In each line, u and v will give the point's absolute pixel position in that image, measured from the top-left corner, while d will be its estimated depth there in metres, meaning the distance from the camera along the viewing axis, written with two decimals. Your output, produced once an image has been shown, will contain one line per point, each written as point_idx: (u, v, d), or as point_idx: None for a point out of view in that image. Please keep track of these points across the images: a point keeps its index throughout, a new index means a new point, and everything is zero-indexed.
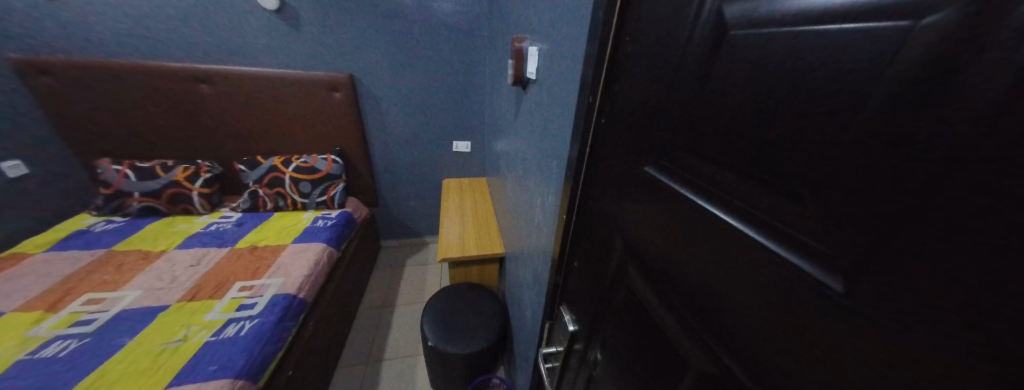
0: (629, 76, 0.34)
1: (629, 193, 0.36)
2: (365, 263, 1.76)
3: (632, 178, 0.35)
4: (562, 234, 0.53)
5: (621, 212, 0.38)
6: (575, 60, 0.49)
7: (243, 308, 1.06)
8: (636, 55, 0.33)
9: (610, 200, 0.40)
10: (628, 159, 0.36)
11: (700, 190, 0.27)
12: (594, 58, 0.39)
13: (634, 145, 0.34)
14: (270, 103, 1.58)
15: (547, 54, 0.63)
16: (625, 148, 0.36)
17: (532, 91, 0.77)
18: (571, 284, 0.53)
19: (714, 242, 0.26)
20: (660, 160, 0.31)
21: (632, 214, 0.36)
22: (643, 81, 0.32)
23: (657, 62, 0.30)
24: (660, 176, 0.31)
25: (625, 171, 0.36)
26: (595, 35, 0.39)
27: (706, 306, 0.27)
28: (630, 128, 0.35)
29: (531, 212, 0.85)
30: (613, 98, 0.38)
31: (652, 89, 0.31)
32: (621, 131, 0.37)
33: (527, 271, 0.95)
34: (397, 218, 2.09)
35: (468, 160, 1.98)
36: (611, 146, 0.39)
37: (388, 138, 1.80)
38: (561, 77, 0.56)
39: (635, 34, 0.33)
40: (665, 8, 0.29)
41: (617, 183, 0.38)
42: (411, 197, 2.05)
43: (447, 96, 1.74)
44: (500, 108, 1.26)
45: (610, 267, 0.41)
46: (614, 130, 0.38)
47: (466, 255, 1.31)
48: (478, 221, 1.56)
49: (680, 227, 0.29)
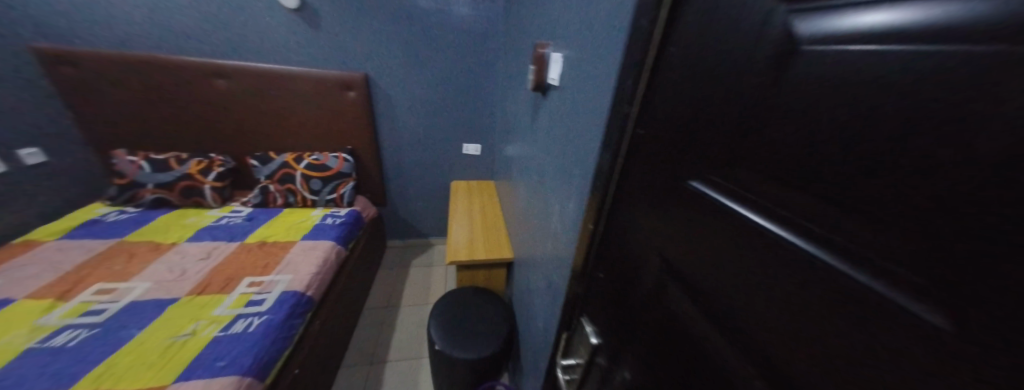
0: (672, 87, 0.34)
1: (666, 206, 0.35)
2: (371, 263, 1.76)
3: (670, 190, 0.35)
4: (587, 243, 0.52)
5: (656, 225, 0.37)
6: (607, 70, 0.48)
7: (252, 304, 1.06)
8: (681, 66, 0.33)
9: (643, 211, 0.40)
10: (666, 171, 0.35)
11: (753, 205, 0.26)
12: (633, 68, 0.39)
13: (675, 157, 0.34)
14: (285, 100, 1.59)
15: (574, 62, 0.62)
16: (663, 160, 0.36)
17: (553, 98, 0.76)
18: (594, 295, 0.53)
19: (763, 259, 0.25)
20: (702, 174, 0.31)
21: (668, 226, 0.35)
22: (687, 93, 0.32)
23: (707, 75, 0.30)
24: (706, 189, 0.30)
25: (662, 183, 0.36)
26: (635, 45, 0.38)
27: (755, 325, 0.26)
28: (670, 140, 0.34)
29: (548, 220, 0.84)
30: (654, 108, 0.37)
31: (700, 101, 0.31)
32: (659, 142, 0.36)
33: (539, 278, 0.94)
34: (404, 218, 2.09)
35: (477, 163, 1.98)
36: (648, 157, 0.38)
37: (400, 138, 1.81)
38: (590, 87, 0.55)
39: (680, 46, 0.33)
40: (719, 21, 0.28)
41: (652, 196, 0.38)
42: (420, 198, 2.05)
43: (460, 99, 1.75)
44: (515, 113, 1.25)
45: (641, 280, 0.40)
46: (652, 141, 0.37)
47: (475, 259, 1.31)
48: (487, 225, 1.55)
49: (725, 242, 0.28)
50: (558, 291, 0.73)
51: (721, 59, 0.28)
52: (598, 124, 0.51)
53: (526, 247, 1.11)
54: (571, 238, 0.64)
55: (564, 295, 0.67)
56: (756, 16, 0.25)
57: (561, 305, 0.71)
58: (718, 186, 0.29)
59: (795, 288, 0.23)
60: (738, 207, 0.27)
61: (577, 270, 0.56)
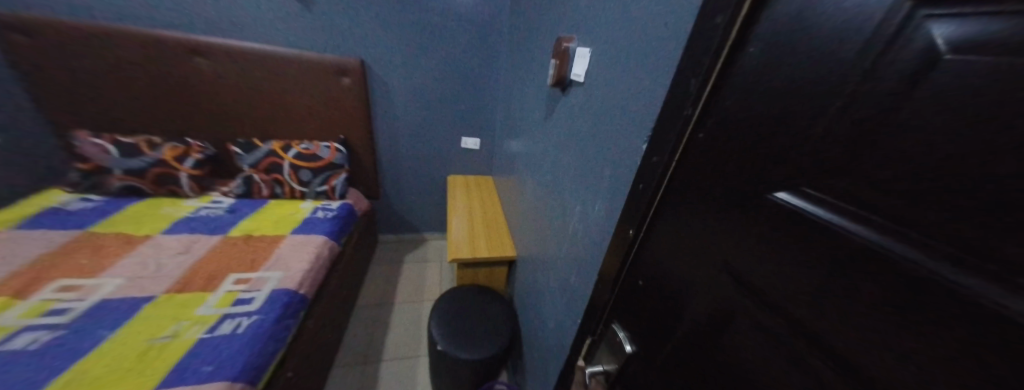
0: (748, 90, 0.32)
1: (731, 214, 0.34)
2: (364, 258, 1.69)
3: (738, 198, 0.33)
4: (624, 248, 0.51)
5: (716, 233, 0.36)
6: (656, 71, 0.46)
7: (239, 303, 0.99)
8: (762, 69, 0.31)
9: (697, 218, 0.38)
10: (732, 177, 0.33)
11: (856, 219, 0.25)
12: (700, 69, 0.36)
13: (744, 163, 0.32)
14: (274, 84, 1.48)
15: (606, 60, 0.60)
16: (728, 166, 0.34)
17: (577, 95, 0.74)
18: (630, 301, 0.51)
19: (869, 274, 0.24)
20: (781, 183, 0.29)
21: (733, 236, 0.34)
22: (769, 97, 0.30)
23: (796, 79, 0.28)
24: (788, 200, 0.29)
25: (727, 190, 0.34)
26: (705, 43, 0.36)
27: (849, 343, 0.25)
28: (739, 144, 0.33)
29: (563, 221, 0.82)
30: (721, 112, 0.35)
31: (786, 105, 0.29)
32: (725, 145, 0.34)
33: (549, 279, 0.92)
34: (398, 212, 2.03)
35: (475, 157, 1.93)
36: (708, 162, 0.36)
37: (397, 129, 1.74)
38: (629, 86, 0.53)
39: (764, 46, 0.30)
40: (816, 23, 0.26)
41: (711, 202, 0.36)
42: (414, 191, 1.99)
43: (462, 92, 1.69)
44: (524, 109, 1.22)
45: (694, 289, 0.39)
46: (713, 145, 0.36)
47: (478, 257, 1.27)
48: (488, 223, 1.52)
49: (812, 254, 0.27)
50: (578, 296, 0.71)
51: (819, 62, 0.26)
52: (643, 126, 0.48)
53: (533, 246, 1.09)
54: (597, 242, 0.63)
55: (587, 299, 0.65)
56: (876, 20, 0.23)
57: (581, 308, 0.69)
58: (803, 197, 0.28)
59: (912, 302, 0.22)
60: (833, 217, 0.26)
61: (609, 275, 0.55)
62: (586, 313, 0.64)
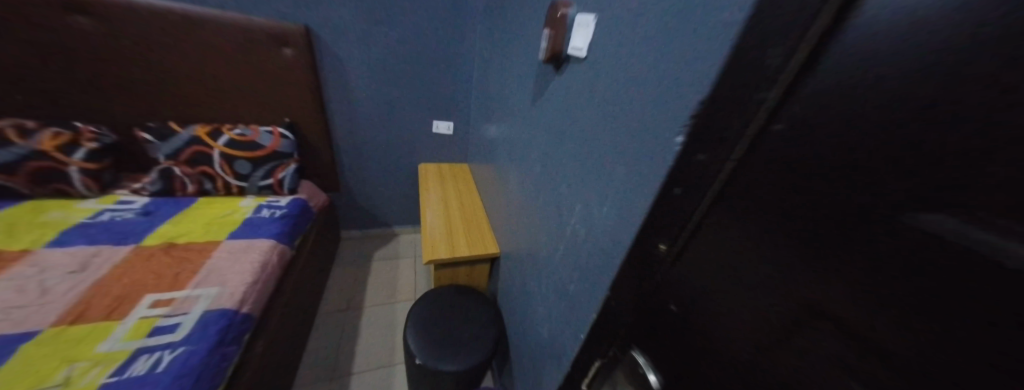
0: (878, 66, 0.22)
1: (806, 235, 0.26)
2: (324, 259, 1.50)
3: (821, 218, 0.25)
4: (650, 265, 0.42)
5: (782, 255, 0.28)
6: (698, 40, 0.36)
7: (158, 332, 0.79)
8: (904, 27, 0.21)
9: (755, 237, 0.31)
10: (816, 191, 0.26)
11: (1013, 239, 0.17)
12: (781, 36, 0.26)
13: (839, 170, 0.24)
14: (195, 54, 1.20)
15: (621, 29, 0.49)
16: (811, 175, 0.26)
17: (577, 74, 0.63)
18: (654, 323, 0.43)
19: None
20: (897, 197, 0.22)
21: (808, 262, 0.27)
22: (917, 67, 0.20)
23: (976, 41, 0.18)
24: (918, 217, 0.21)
25: (803, 205, 0.26)
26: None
27: None
28: (842, 140, 0.24)
29: (559, 220, 0.72)
30: (819, 96, 0.25)
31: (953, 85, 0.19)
32: (818, 142, 0.25)
33: (541, 282, 0.83)
34: (362, 205, 1.84)
35: (448, 142, 1.78)
36: (777, 167, 0.28)
37: (356, 111, 1.52)
38: (656, 62, 0.43)
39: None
40: None
41: (775, 220, 0.29)
42: (380, 181, 1.80)
43: (431, 69, 1.51)
44: (508, 89, 1.09)
45: (752, 320, 0.32)
46: (794, 144, 0.27)
47: (457, 256, 1.15)
48: (466, 216, 1.39)
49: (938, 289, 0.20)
50: (580, 308, 0.63)
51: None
52: (678, 113, 0.39)
53: (520, 244, 1.00)
54: (608, 250, 0.54)
55: (593, 313, 0.58)
56: None
57: (584, 322, 0.61)
58: (936, 219, 0.20)
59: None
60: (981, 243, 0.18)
61: (630, 294, 0.47)
62: (595, 329, 0.56)
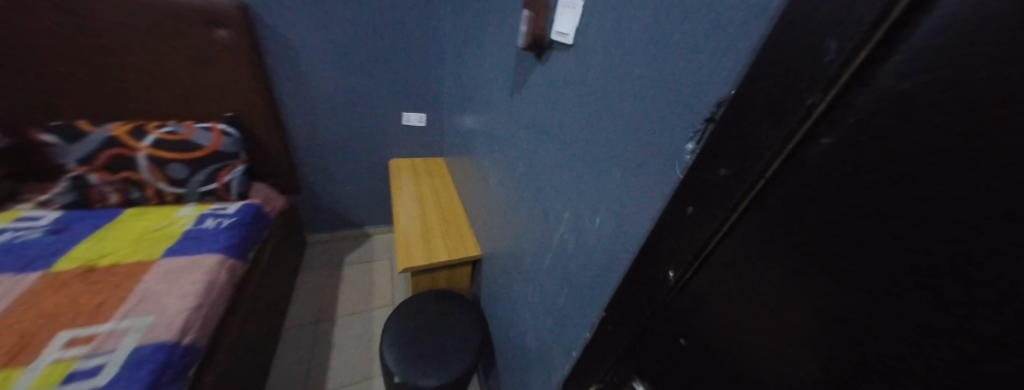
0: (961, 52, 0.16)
1: (857, 278, 0.21)
2: (288, 269, 1.38)
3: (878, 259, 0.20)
4: (657, 291, 0.37)
5: (820, 300, 0.23)
6: (708, 28, 0.31)
7: (74, 379, 0.66)
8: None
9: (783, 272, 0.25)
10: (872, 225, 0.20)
11: None
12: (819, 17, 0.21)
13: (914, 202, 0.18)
14: (107, 37, 1.01)
15: (617, 16, 0.43)
16: (868, 205, 0.20)
17: (566, 67, 0.56)
18: (658, 354, 0.38)
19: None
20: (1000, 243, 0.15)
21: (857, 311, 0.21)
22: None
23: None
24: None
25: (854, 242, 0.20)
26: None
27: None
28: (926, 160, 0.17)
29: (546, 227, 0.67)
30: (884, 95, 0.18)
31: None
32: (886, 163, 0.19)
33: (528, 292, 0.78)
34: (329, 206, 1.70)
35: (421, 136, 1.66)
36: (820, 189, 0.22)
37: (313, 103, 1.37)
38: (658, 55, 0.37)
39: None
40: None
41: (812, 256, 0.23)
42: (348, 180, 1.66)
43: (397, 54, 1.37)
44: (484, 80, 1.01)
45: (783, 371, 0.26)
46: (850, 164, 0.20)
47: (434, 262, 1.07)
48: (443, 215, 1.30)
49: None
50: (572, 325, 0.58)
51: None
52: (690, 116, 0.33)
53: (502, 246, 0.93)
54: (603, 266, 0.49)
55: (586, 334, 0.53)
56: None
57: (576, 342, 0.56)
58: None
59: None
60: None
61: (631, 319, 0.41)
62: (589, 350, 0.51)
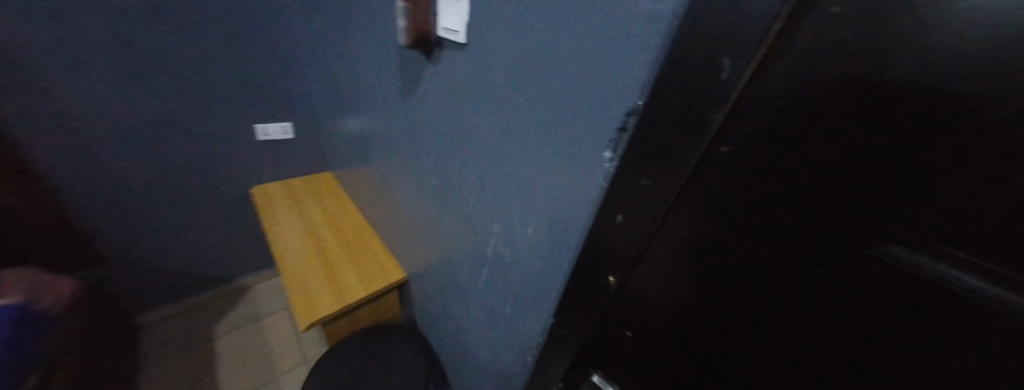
0: (789, 82, 0.20)
1: (739, 249, 0.26)
2: (99, 376, 0.99)
3: (757, 239, 0.25)
4: (596, 293, 0.40)
5: (718, 268, 0.28)
6: (604, 34, 0.30)
7: None
8: (859, 19, 0.17)
9: (697, 256, 0.30)
10: (755, 215, 0.25)
11: (869, 231, 0.20)
12: (698, 47, 0.23)
13: (806, 206, 0.22)
14: None
15: (510, 14, 0.40)
16: (778, 214, 0.23)
17: (463, 69, 0.51)
18: (607, 343, 0.42)
19: (985, 353, 0.18)
20: (887, 245, 0.19)
21: (742, 274, 0.27)
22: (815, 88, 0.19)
23: (877, 68, 0.17)
24: (820, 226, 0.22)
25: (743, 227, 0.26)
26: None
27: (888, 359, 0.21)
28: (774, 155, 0.22)
29: (476, 241, 0.63)
30: (748, 112, 0.23)
31: (842, 102, 0.19)
32: (762, 164, 0.23)
33: (466, 307, 0.75)
34: (163, 268, 1.30)
35: (293, 150, 1.37)
36: (715, 186, 0.26)
37: (87, 137, 0.97)
38: (556, 58, 0.36)
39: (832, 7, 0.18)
40: None
41: (713, 236, 0.28)
42: (189, 228, 1.29)
43: (222, 50, 1.07)
44: (359, 86, 0.89)
45: (694, 325, 0.32)
46: (738, 166, 0.24)
47: (349, 305, 0.92)
48: (346, 241, 1.13)
49: (881, 321, 0.21)
50: (522, 333, 0.58)
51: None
52: (604, 125, 0.33)
53: (426, 262, 0.87)
54: (545, 274, 0.48)
55: (538, 339, 0.54)
56: None
57: (528, 347, 0.58)
58: (828, 225, 0.21)
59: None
60: (973, 291, 0.17)
61: (580, 321, 0.43)
62: (546, 357, 0.52)
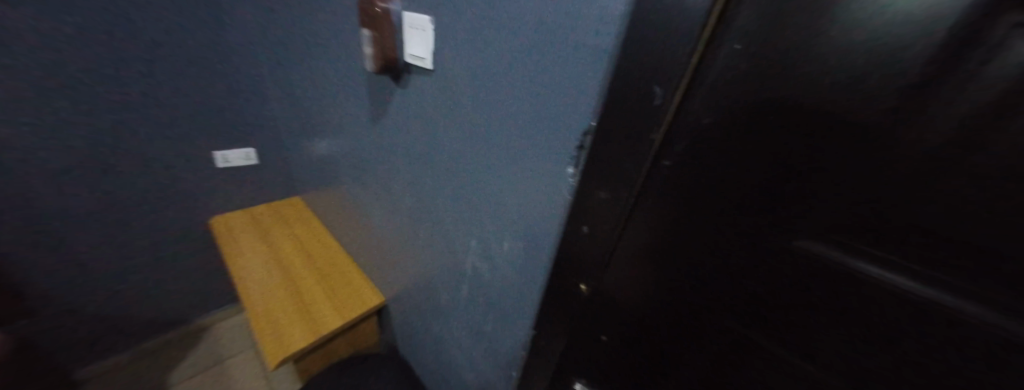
0: (710, 106, 0.25)
1: (689, 245, 0.30)
2: None
3: (702, 235, 0.29)
4: (570, 302, 0.41)
5: (673, 264, 0.32)
6: (557, 61, 0.33)
7: None
8: (750, 58, 0.22)
9: (656, 257, 0.33)
10: (697, 215, 0.29)
11: (781, 223, 0.25)
12: (637, 77, 0.27)
13: (734, 205, 0.26)
14: None
15: (471, 42, 0.42)
16: (715, 212, 0.28)
17: (431, 91, 0.52)
18: (581, 347, 0.44)
19: (876, 320, 0.22)
20: (795, 232, 0.24)
21: (694, 267, 0.31)
22: (725, 111, 0.24)
23: (764, 96, 0.23)
24: (746, 220, 0.26)
25: (689, 226, 0.30)
26: (662, 8, 0.23)
27: (806, 327, 0.26)
28: (705, 164, 0.27)
29: (454, 260, 0.63)
30: (681, 130, 0.27)
31: (748, 120, 0.24)
32: (698, 173, 0.27)
33: (447, 327, 0.74)
34: (106, 317, 1.18)
35: (256, 177, 1.31)
36: (664, 193, 0.30)
37: (11, 178, 0.88)
38: (518, 82, 0.38)
39: (729, 49, 0.23)
40: (816, 30, 0.19)
41: (666, 236, 0.31)
42: (138, 268, 1.18)
43: (176, 78, 1.01)
44: (325, 108, 0.88)
45: (659, 319, 0.36)
46: (679, 175, 0.28)
47: (324, 336, 0.88)
48: (317, 268, 1.08)
49: (798, 295, 0.26)
50: (504, 349, 0.58)
51: (921, 18, 0.16)
52: (565, 143, 0.36)
53: (403, 285, 0.85)
54: (523, 288, 0.50)
55: (520, 354, 0.55)
56: (872, 42, 0.18)
57: (510, 363, 0.58)
58: (751, 219, 0.26)
59: (926, 353, 0.21)
60: (875, 273, 0.22)
61: (556, 330, 0.45)
62: (528, 369, 0.53)
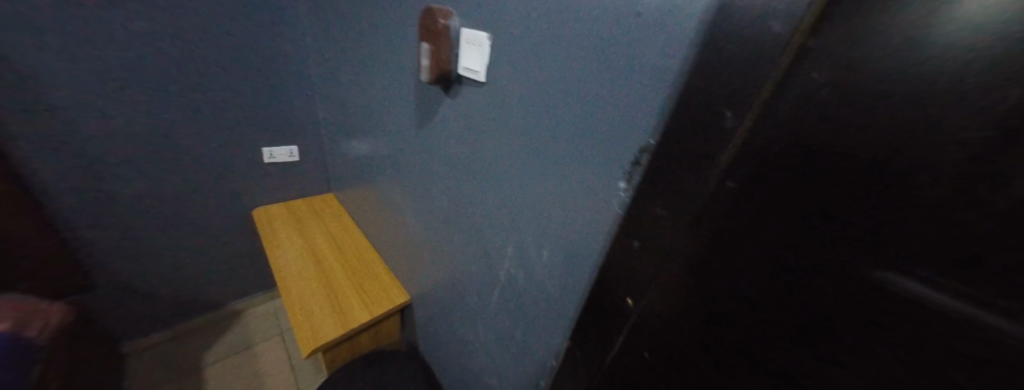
0: (780, 130, 0.25)
1: (744, 266, 0.30)
2: None
3: (760, 257, 0.28)
4: (613, 313, 0.42)
5: (726, 283, 0.31)
6: (619, 81, 0.35)
7: None
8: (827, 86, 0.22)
9: (708, 275, 0.33)
10: (757, 236, 0.28)
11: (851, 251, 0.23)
12: (705, 101, 0.28)
13: (798, 228, 0.25)
14: None
15: (529, 59, 0.45)
16: (776, 234, 0.27)
17: (481, 102, 0.55)
18: (621, 363, 0.44)
19: (972, 365, 0.20)
20: (868, 262, 0.22)
21: (748, 289, 0.30)
22: (794, 136, 0.24)
23: (837, 124, 0.22)
24: (811, 245, 0.25)
25: (747, 246, 0.29)
26: (745, 38, 0.24)
27: (883, 367, 0.23)
28: (771, 186, 0.26)
29: (489, 265, 0.64)
30: (748, 153, 0.27)
31: (820, 144, 0.23)
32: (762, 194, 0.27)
33: (474, 330, 0.76)
34: (156, 294, 1.27)
35: (298, 173, 1.40)
36: (723, 212, 0.30)
37: (95, 161, 0.99)
38: (575, 98, 0.40)
39: (806, 79, 0.23)
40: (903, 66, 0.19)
41: (721, 255, 0.31)
42: (188, 251, 1.28)
43: (237, 78, 1.11)
44: (370, 112, 0.94)
45: (708, 340, 0.34)
46: (741, 194, 0.28)
47: (353, 329, 0.91)
48: (348, 263, 1.13)
49: (869, 330, 0.23)
50: (534, 355, 0.59)
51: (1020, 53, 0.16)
52: (618, 159, 0.37)
53: (432, 285, 0.88)
54: (560, 298, 0.50)
55: (551, 362, 0.55)
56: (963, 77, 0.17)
57: (539, 371, 0.58)
58: (816, 245, 0.25)
59: None
60: (967, 312, 0.19)
61: (595, 340, 0.45)
62: (558, 379, 0.53)
